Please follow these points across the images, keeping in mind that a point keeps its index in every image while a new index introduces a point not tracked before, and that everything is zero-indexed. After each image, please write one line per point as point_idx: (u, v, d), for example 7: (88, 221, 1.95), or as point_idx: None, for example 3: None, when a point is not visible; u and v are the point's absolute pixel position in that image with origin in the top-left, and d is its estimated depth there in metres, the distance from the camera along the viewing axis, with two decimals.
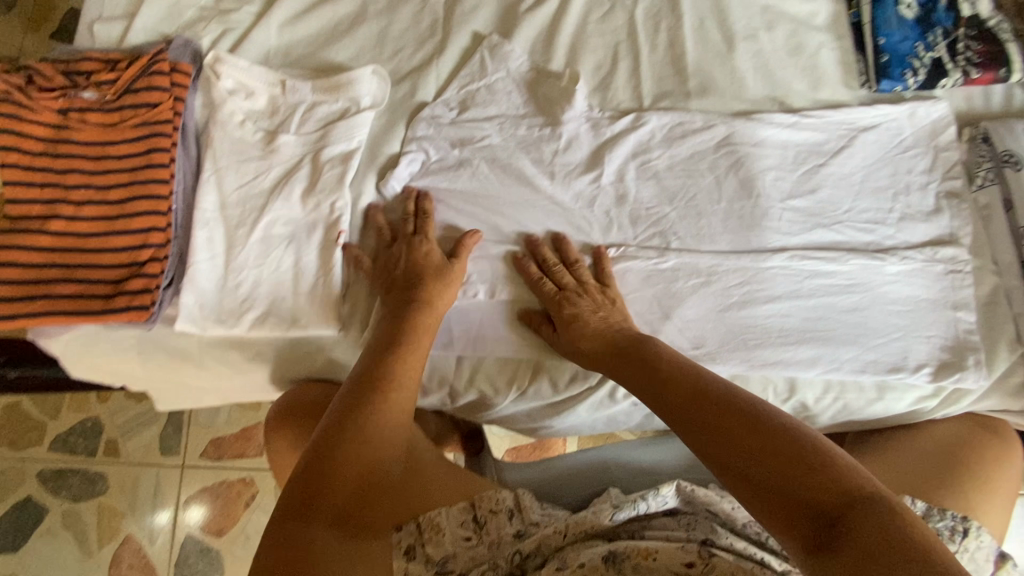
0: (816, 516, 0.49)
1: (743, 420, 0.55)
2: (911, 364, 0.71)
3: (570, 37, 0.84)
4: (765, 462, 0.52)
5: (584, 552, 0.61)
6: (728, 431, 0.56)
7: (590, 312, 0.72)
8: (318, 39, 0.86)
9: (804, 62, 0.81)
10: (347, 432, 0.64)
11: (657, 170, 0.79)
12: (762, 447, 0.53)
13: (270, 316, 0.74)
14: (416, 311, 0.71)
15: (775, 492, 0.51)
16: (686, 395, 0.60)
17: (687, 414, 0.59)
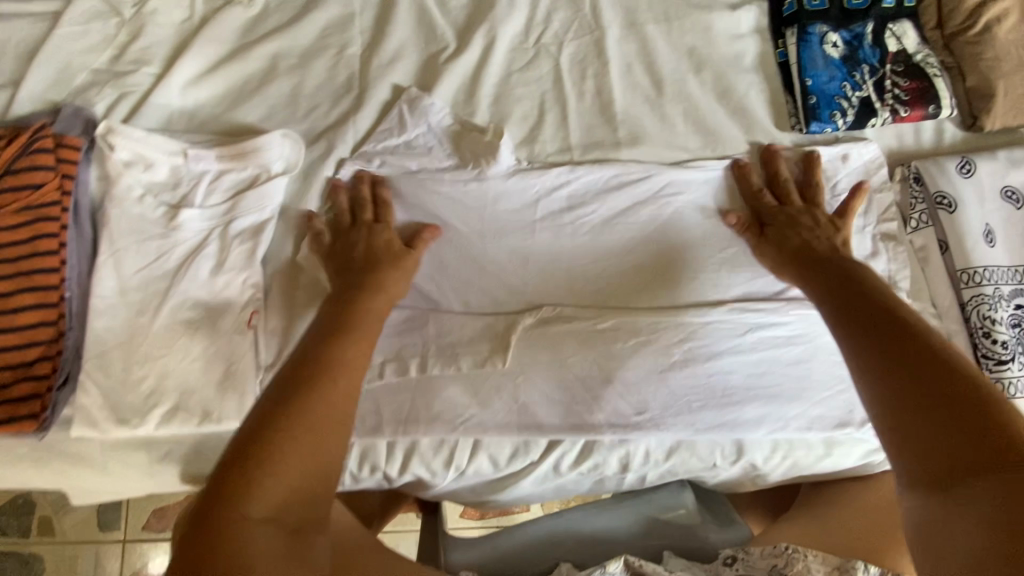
0: (985, 449, 0.44)
1: (923, 347, 0.51)
2: (856, 417, 0.70)
3: (494, 87, 0.80)
4: (925, 402, 0.48)
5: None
6: (898, 370, 0.51)
7: (810, 227, 0.71)
8: (226, 99, 0.80)
9: (734, 105, 0.79)
10: (303, 403, 0.53)
11: (591, 225, 0.75)
12: (934, 393, 0.48)
13: (179, 412, 0.68)
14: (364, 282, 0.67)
15: (920, 422, 0.47)
16: (878, 317, 0.55)
17: (867, 337, 0.54)
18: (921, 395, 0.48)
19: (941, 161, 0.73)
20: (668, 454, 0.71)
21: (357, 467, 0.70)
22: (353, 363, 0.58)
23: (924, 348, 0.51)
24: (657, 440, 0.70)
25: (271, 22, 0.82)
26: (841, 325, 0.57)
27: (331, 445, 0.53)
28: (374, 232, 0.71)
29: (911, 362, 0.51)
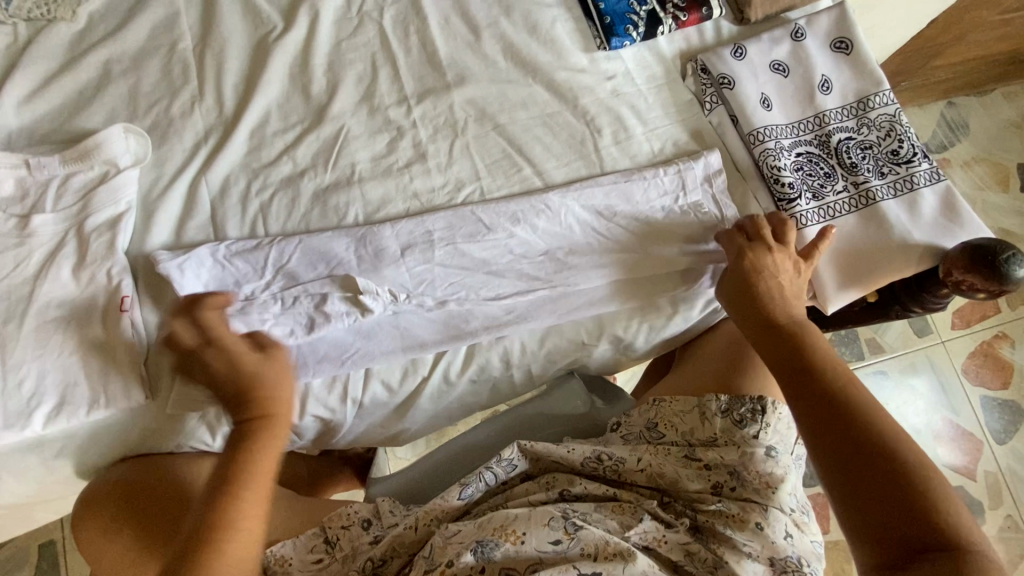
0: (895, 502, 0.55)
1: (873, 454, 0.57)
2: (690, 274, 0.81)
3: (326, 57, 0.86)
4: (859, 473, 0.57)
5: (452, 543, 0.62)
6: (843, 461, 0.58)
7: (772, 276, 0.71)
8: (65, 110, 0.82)
9: (543, 37, 0.89)
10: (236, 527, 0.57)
11: (439, 163, 0.83)
12: (867, 458, 0.57)
13: (66, 405, 0.69)
14: (261, 423, 0.62)
15: (851, 472, 0.57)
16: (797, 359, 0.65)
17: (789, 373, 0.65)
18: (853, 487, 0.57)
19: (719, 51, 0.86)
20: (541, 342, 0.80)
21: None
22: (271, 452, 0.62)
23: (840, 397, 0.61)
24: (528, 332, 0.79)
25: (99, 32, 0.86)
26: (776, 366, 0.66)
27: (257, 531, 0.59)
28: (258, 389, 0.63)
29: (833, 418, 0.60)
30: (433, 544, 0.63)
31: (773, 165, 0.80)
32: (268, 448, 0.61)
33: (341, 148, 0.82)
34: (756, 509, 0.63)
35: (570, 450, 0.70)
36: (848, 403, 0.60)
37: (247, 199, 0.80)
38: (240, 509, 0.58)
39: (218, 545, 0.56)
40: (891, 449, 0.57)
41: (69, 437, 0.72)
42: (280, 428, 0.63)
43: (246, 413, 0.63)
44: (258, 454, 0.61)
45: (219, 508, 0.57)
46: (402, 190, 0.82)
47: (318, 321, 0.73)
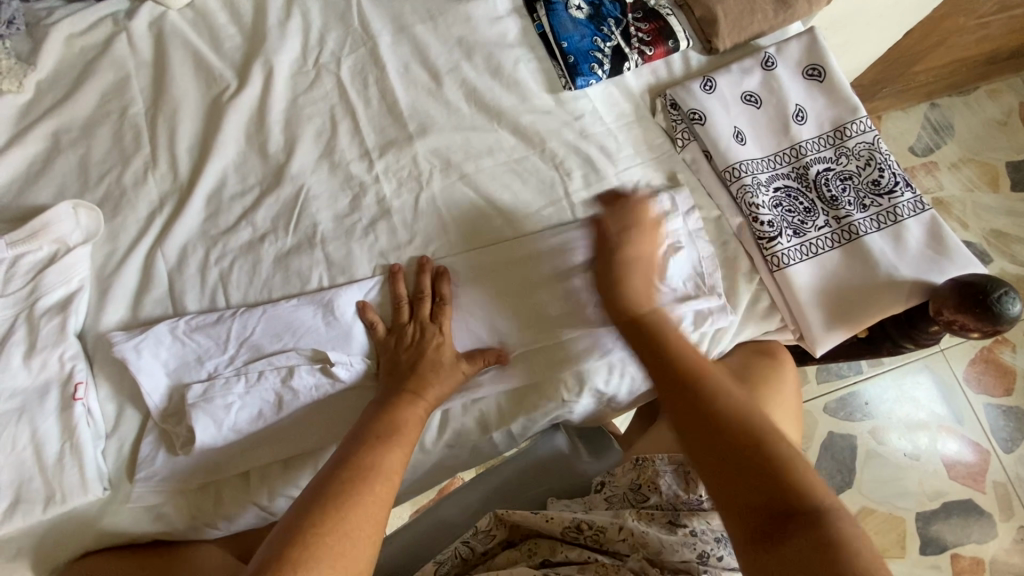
0: (757, 489, 0.53)
1: (725, 433, 0.57)
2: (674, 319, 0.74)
3: (283, 113, 0.83)
4: (716, 457, 0.56)
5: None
6: (704, 444, 0.57)
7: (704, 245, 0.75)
8: (15, 186, 0.79)
9: (506, 80, 0.86)
10: (324, 517, 0.55)
11: (405, 218, 0.80)
12: (729, 441, 0.56)
13: (19, 504, 0.66)
14: (408, 399, 0.68)
15: (714, 459, 0.56)
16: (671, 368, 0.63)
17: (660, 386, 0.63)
18: (719, 469, 0.56)
19: (688, 84, 0.83)
20: (519, 403, 0.76)
21: (226, 503, 0.71)
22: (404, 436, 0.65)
23: (716, 408, 0.59)
24: (505, 393, 0.76)
25: (47, 102, 0.83)
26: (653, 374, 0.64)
27: (378, 524, 0.58)
28: (437, 362, 0.71)
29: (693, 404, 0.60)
30: None
31: (742, 203, 0.78)
32: (406, 417, 0.66)
33: (302, 208, 0.79)
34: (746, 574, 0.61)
35: (548, 519, 0.66)
36: (716, 409, 0.59)
37: (206, 269, 0.77)
38: (370, 493, 0.58)
39: (320, 531, 0.54)
40: (771, 457, 0.54)
41: (26, 535, 0.68)
42: (417, 396, 0.69)
43: (408, 385, 0.69)
44: (389, 433, 0.64)
45: (356, 500, 0.57)
46: (367, 250, 0.79)
47: (286, 398, 0.71)
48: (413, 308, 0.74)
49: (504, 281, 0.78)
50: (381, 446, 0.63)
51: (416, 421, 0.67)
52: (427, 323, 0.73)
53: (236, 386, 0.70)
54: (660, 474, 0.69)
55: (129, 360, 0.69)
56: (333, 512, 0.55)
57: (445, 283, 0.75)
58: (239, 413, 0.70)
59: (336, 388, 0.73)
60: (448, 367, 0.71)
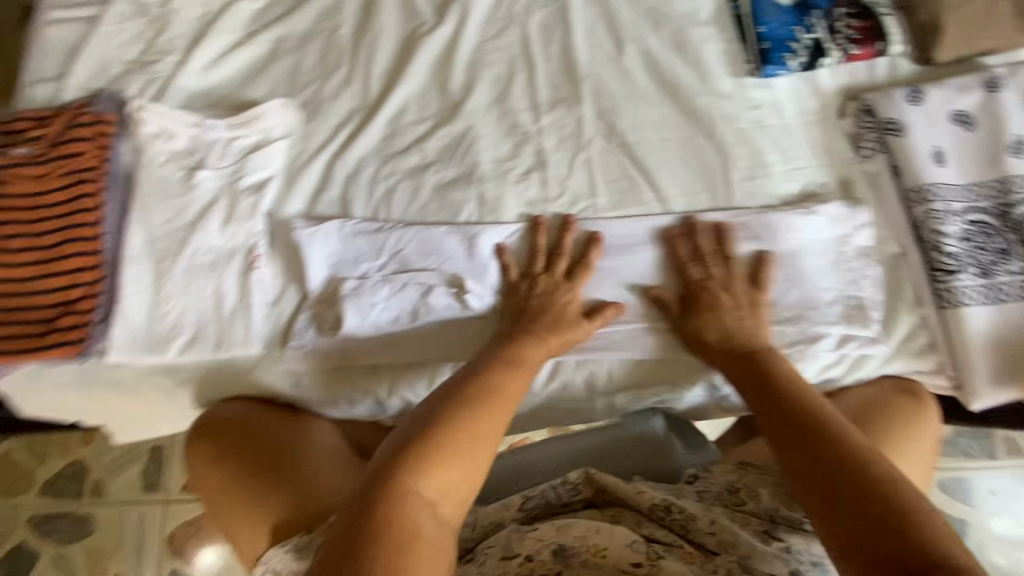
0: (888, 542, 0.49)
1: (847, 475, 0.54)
2: (814, 334, 0.72)
3: (469, 56, 0.88)
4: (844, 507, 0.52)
5: (529, 538, 0.62)
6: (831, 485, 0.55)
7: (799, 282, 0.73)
8: (238, 80, 0.91)
9: (689, 57, 0.84)
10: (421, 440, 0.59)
11: (559, 173, 0.82)
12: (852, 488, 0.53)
13: (196, 341, 0.78)
14: (530, 344, 0.71)
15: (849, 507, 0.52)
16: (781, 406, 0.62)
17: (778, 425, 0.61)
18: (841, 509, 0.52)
19: (890, 91, 0.77)
20: (632, 373, 0.78)
21: (351, 389, 0.80)
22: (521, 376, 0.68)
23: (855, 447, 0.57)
24: (621, 360, 0.77)
25: (276, 12, 0.94)
26: (763, 420, 0.63)
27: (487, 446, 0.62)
28: (562, 315, 0.74)
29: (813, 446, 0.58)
30: (508, 537, 0.64)
31: (925, 228, 0.73)
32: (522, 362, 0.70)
33: (468, 146, 0.84)
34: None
35: (638, 491, 0.67)
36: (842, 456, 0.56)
37: (374, 183, 0.85)
38: (470, 434, 0.61)
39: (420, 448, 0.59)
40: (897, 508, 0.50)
41: (194, 370, 0.81)
42: (545, 337, 0.72)
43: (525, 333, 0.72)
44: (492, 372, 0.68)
45: (455, 436, 0.60)
46: (517, 196, 0.82)
47: (422, 311, 0.78)
48: (552, 260, 0.77)
49: (645, 254, 0.77)
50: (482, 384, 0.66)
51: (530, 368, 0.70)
52: (559, 278, 0.76)
53: (382, 290, 0.78)
54: (763, 484, 0.68)
55: (305, 247, 0.80)
56: (439, 448, 0.59)
57: (591, 247, 0.76)
58: (382, 313, 0.78)
59: (465, 314, 0.79)
60: (571, 324, 0.73)
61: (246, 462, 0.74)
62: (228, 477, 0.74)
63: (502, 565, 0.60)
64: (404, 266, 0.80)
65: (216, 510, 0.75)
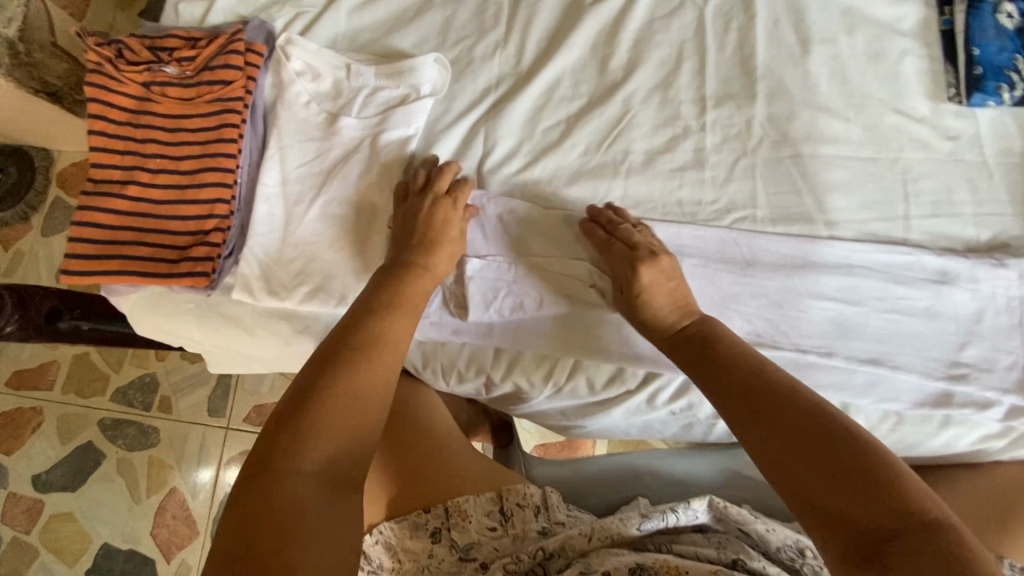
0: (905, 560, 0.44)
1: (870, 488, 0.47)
2: (981, 400, 0.67)
3: (634, 34, 0.82)
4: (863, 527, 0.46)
5: (612, 559, 0.61)
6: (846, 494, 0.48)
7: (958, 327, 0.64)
8: (385, 25, 0.87)
9: (884, 70, 0.76)
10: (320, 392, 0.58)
11: (718, 177, 0.76)
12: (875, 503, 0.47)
13: (320, 293, 0.77)
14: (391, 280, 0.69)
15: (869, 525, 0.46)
16: (747, 385, 0.56)
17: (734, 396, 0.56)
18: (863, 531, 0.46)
19: None
20: None
21: (466, 366, 0.78)
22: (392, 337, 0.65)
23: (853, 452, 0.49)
24: None
25: None
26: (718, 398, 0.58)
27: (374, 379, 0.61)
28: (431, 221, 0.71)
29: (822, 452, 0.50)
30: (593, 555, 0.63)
31: None
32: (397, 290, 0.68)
33: (622, 133, 0.79)
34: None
35: (768, 530, 0.66)
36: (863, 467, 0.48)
37: (516, 155, 0.80)
38: (355, 378, 0.60)
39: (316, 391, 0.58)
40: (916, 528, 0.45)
41: (311, 320, 0.80)
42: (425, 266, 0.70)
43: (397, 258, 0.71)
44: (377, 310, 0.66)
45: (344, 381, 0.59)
46: (668, 194, 0.77)
47: (549, 299, 0.73)
48: (416, 239, 0.71)
49: (804, 281, 0.71)
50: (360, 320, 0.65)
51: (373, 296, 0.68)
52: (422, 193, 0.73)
53: (510, 269, 0.74)
54: None
55: None
56: (306, 416, 0.56)
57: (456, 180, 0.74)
58: (506, 299, 0.73)
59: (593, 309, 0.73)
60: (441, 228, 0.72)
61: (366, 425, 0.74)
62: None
63: None
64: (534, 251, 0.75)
65: None
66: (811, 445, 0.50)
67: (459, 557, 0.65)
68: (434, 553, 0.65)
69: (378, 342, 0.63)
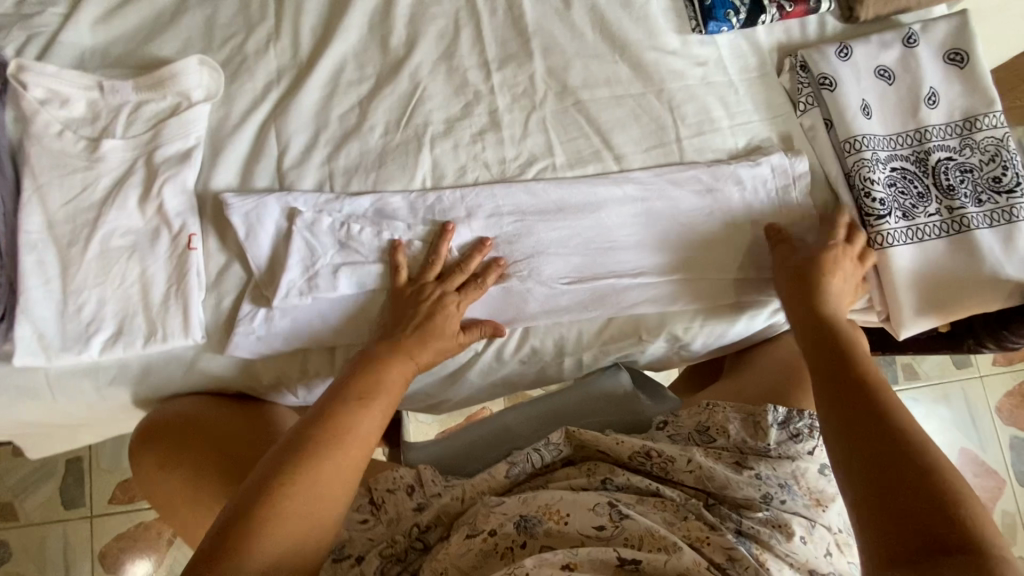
0: (932, 532, 0.48)
1: (893, 432, 0.54)
2: (763, 282, 0.78)
3: (408, 11, 0.82)
4: (892, 471, 0.52)
5: (494, 513, 0.63)
6: (878, 434, 0.55)
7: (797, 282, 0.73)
8: (139, 34, 0.79)
9: (636, 13, 0.84)
10: (304, 477, 0.57)
11: (514, 133, 0.80)
12: (897, 450, 0.53)
13: (123, 336, 0.69)
14: (393, 355, 0.68)
15: (905, 464, 0.51)
16: (851, 385, 0.60)
17: (834, 399, 0.60)
18: (879, 472, 0.52)
19: (823, 49, 0.81)
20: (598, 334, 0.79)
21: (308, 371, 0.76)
22: (373, 411, 0.64)
23: (884, 405, 0.57)
24: (588, 321, 0.78)
25: None
26: (824, 365, 0.64)
27: (364, 448, 0.62)
28: (439, 330, 0.71)
29: (865, 404, 0.57)
30: (476, 511, 0.64)
31: (858, 176, 0.77)
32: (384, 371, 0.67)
33: (416, 107, 0.79)
34: (777, 556, 0.61)
35: (619, 442, 0.70)
36: (889, 411, 0.56)
37: (313, 148, 0.77)
38: (334, 464, 0.59)
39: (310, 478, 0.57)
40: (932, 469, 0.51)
41: (123, 367, 0.72)
42: (411, 351, 0.69)
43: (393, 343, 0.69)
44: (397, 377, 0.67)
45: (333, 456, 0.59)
46: (473, 158, 0.79)
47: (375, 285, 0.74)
48: (411, 330, 0.70)
49: (609, 214, 0.77)
50: (359, 399, 0.64)
51: (356, 364, 0.67)
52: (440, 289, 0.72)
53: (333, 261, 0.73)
54: (729, 420, 0.72)
55: (246, 226, 0.72)
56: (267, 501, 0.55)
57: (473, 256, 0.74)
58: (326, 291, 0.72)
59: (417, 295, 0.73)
60: (445, 336, 0.71)
61: (193, 465, 0.69)
62: (184, 478, 0.69)
63: (466, 543, 0.61)
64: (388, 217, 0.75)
65: (173, 514, 0.70)
66: (879, 420, 0.55)
67: (331, 559, 0.64)
68: None
69: (341, 434, 0.60)
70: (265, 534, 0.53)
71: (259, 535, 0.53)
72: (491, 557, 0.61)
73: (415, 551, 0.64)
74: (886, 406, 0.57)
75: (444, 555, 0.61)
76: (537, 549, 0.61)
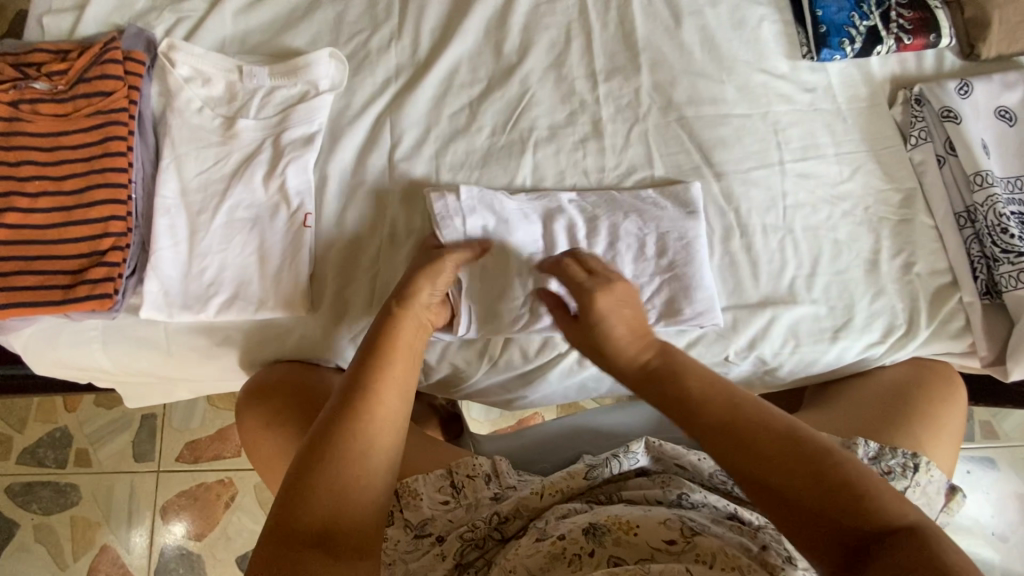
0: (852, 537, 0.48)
1: (770, 458, 0.52)
2: (857, 314, 0.76)
3: (523, 19, 0.86)
4: (791, 489, 0.51)
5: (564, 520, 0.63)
6: (768, 466, 0.52)
7: None
8: (275, 25, 0.85)
9: (746, 35, 0.84)
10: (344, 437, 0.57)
11: (615, 144, 0.82)
12: (786, 477, 0.51)
13: (237, 300, 0.74)
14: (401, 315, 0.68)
15: (792, 492, 0.50)
16: (715, 415, 0.56)
17: (722, 435, 0.55)
18: (802, 485, 0.51)
19: (942, 83, 0.80)
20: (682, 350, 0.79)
21: None
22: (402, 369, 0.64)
23: (772, 435, 0.53)
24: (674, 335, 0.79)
25: None
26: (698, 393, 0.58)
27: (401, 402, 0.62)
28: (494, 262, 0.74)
29: (747, 442, 0.54)
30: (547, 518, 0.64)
31: (988, 212, 0.75)
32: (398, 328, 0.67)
33: (523, 111, 0.82)
34: None
35: (700, 459, 0.70)
36: (759, 439, 0.53)
37: (423, 142, 0.81)
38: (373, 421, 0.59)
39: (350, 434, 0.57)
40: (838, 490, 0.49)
41: (232, 330, 0.77)
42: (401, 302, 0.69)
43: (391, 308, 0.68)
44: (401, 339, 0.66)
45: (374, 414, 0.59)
46: (574, 165, 0.81)
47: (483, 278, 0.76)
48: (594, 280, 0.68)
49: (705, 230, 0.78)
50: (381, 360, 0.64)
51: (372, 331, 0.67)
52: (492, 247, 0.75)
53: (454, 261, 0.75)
54: None
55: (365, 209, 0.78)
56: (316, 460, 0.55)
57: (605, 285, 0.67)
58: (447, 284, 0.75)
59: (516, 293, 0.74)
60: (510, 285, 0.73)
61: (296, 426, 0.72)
62: (282, 445, 0.72)
63: (536, 545, 0.61)
64: (521, 220, 0.77)
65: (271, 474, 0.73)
66: (764, 452, 0.53)
67: (414, 534, 0.66)
68: (388, 535, 0.67)
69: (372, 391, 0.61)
70: (320, 494, 0.54)
71: (313, 496, 0.54)
72: (558, 562, 0.59)
73: (492, 541, 0.65)
74: (778, 438, 0.53)
75: (514, 555, 0.61)
76: (605, 559, 0.58)
